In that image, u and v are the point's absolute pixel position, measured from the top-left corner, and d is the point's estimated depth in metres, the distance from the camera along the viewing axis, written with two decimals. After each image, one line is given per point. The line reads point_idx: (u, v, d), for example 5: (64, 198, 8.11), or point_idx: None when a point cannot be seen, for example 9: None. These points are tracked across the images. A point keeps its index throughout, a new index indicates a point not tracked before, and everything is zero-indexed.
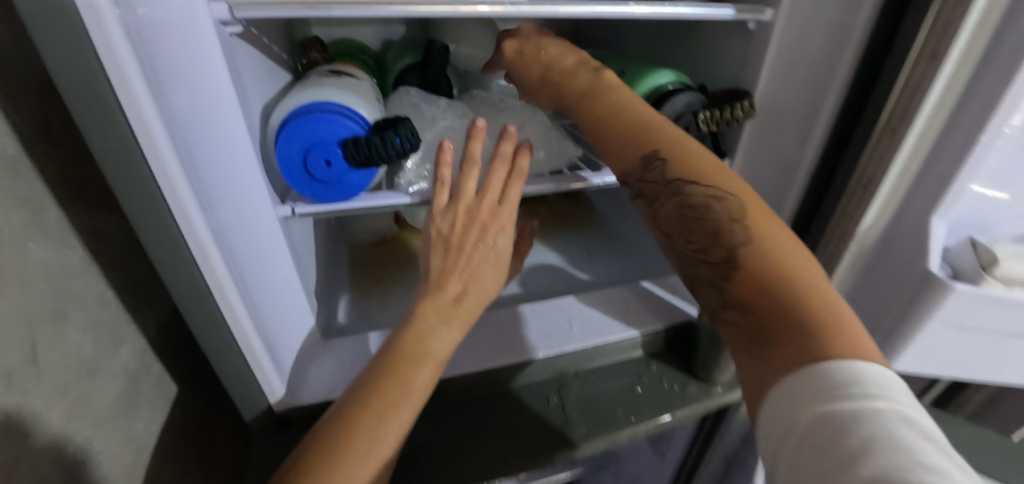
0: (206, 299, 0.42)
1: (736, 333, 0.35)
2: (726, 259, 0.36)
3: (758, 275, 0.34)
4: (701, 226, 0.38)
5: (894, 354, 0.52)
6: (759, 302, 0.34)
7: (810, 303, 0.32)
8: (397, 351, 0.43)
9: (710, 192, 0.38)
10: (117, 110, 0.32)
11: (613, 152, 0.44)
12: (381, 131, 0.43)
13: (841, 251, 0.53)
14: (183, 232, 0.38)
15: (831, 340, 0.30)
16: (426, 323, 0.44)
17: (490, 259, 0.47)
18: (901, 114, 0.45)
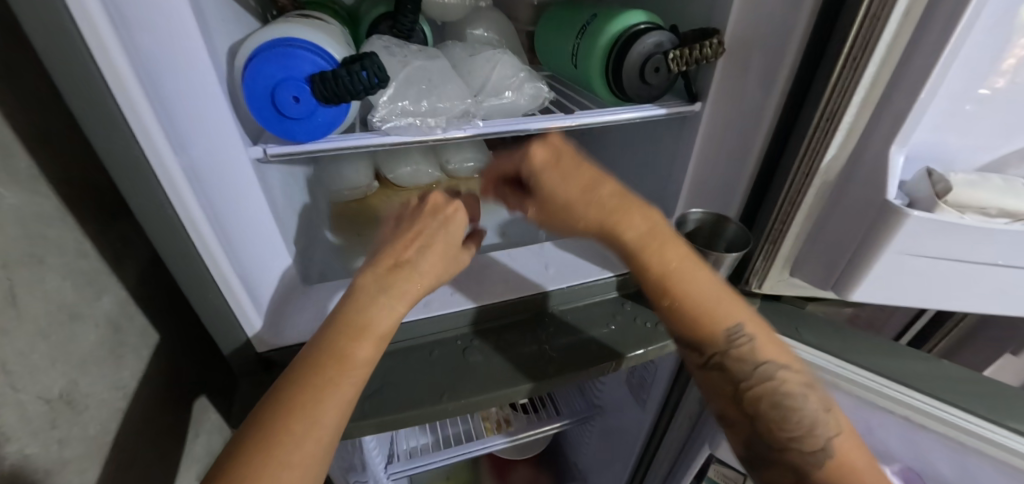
0: (182, 238, 0.43)
1: (780, 476, 0.50)
2: (814, 442, 0.48)
3: (829, 476, 0.47)
4: (765, 397, 0.51)
5: (854, 283, 0.54)
6: (851, 475, 0.46)
7: (846, 455, 0.47)
8: (341, 328, 0.47)
9: (747, 360, 0.52)
10: (77, 39, 0.33)
11: (688, 330, 0.54)
12: (346, 65, 0.43)
13: (806, 187, 0.55)
14: (155, 169, 0.39)
15: (857, 473, 0.46)
16: (370, 297, 0.49)
17: (437, 240, 0.54)
18: (862, 44, 0.46)
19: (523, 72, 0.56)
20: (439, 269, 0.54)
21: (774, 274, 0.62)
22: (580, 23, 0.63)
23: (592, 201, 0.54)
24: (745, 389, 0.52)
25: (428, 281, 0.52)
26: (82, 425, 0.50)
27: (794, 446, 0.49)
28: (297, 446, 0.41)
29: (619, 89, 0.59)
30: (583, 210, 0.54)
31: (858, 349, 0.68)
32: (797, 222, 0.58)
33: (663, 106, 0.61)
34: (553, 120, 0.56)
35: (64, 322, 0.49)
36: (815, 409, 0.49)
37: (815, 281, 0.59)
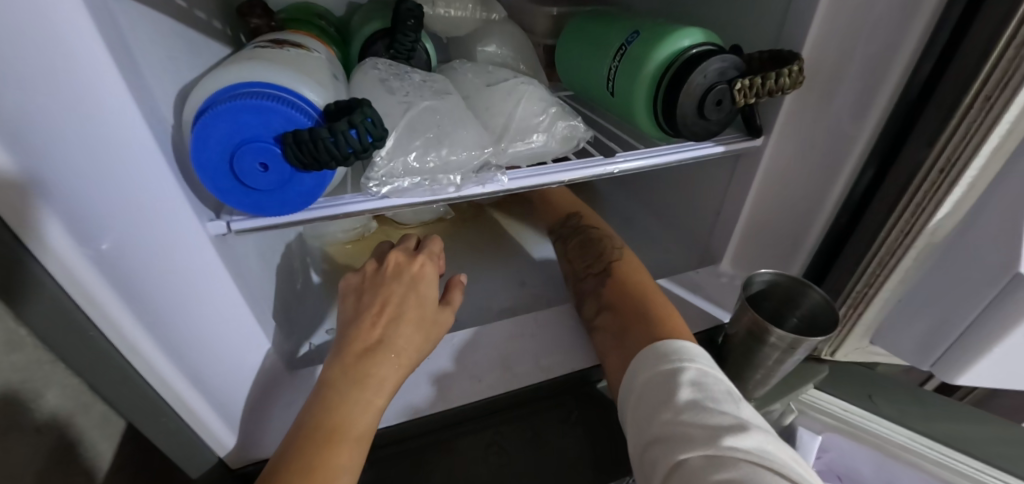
0: (109, 353, 0.32)
1: (602, 331, 0.50)
2: (602, 270, 0.54)
3: (614, 316, 0.50)
4: (590, 253, 0.57)
5: (961, 367, 0.45)
6: (617, 303, 0.50)
7: (650, 299, 0.50)
8: (311, 440, 0.35)
9: (607, 254, 0.56)
10: None
11: (550, 218, 0.66)
12: (329, 122, 0.32)
13: (904, 248, 0.45)
14: (54, 274, 0.29)
15: (640, 305, 0.49)
16: (342, 392, 0.38)
17: (412, 308, 0.43)
18: (1001, 81, 0.35)
19: (552, 108, 0.46)
20: (423, 341, 0.42)
21: (852, 342, 0.53)
22: (617, 40, 0.52)
23: (550, 199, 0.67)
24: (571, 255, 0.59)
25: (409, 358, 0.41)
26: None
27: (598, 283, 0.54)
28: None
29: (670, 126, 0.48)
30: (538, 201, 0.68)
31: (936, 417, 0.59)
32: (888, 286, 0.47)
33: (719, 142, 0.51)
34: (587, 168, 0.45)
35: None
36: (614, 268, 0.54)
37: (904, 354, 0.50)
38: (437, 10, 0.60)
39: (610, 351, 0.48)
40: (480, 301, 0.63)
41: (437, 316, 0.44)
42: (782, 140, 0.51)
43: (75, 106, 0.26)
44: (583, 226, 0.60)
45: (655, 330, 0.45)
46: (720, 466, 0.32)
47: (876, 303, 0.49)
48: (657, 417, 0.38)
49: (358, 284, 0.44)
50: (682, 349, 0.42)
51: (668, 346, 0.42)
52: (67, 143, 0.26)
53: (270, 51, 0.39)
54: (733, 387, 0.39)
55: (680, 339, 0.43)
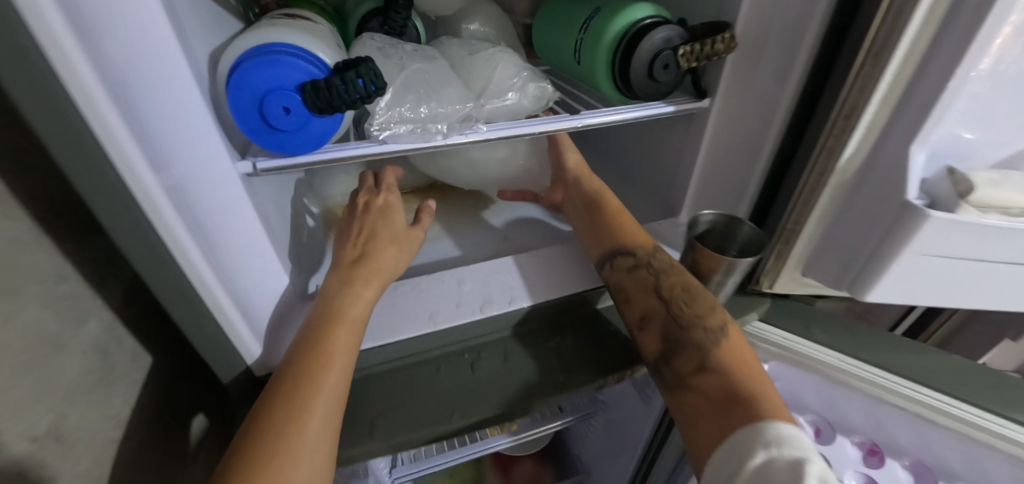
0: (168, 260, 0.40)
1: (699, 392, 0.48)
2: (711, 328, 0.51)
3: (725, 381, 0.47)
4: (690, 306, 0.53)
5: (868, 286, 0.53)
6: (724, 366, 0.48)
7: (757, 371, 0.48)
8: (316, 327, 0.45)
9: (710, 309, 0.52)
10: (38, 56, 0.30)
11: (621, 239, 0.60)
12: (340, 73, 0.39)
13: (821, 187, 0.53)
14: (134, 191, 0.36)
15: (753, 380, 0.46)
16: (337, 293, 0.47)
17: (384, 231, 0.53)
18: (884, 40, 0.44)
19: (525, 72, 0.54)
20: (400, 251, 0.52)
21: (787, 275, 0.61)
22: (583, 14, 0.59)
23: (626, 217, 0.63)
24: (666, 294, 0.54)
25: (390, 266, 0.51)
26: (74, 462, 0.48)
27: (707, 338, 0.50)
28: (300, 446, 0.39)
29: (626, 86, 0.56)
30: (608, 213, 0.64)
31: (866, 343, 0.69)
32: (811, 222, 0.56)
33: (671, 102, 0.59)
34: (558, 122, 0.53)
35: (45, 356, 0.46)
36: (726, 330, 0.51)
37: (828, 281, 0.58)
38: None
39: (706, 416, 0.46)
40: (467, 252, 0.71)
41: (407, 234, 0.54)
42: (730, 101, 0.58)
43: (151, 55, 0.34)
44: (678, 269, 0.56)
45: (763, 404, 0.44)
46: None
47: (804, 237, 0.58)
48: None
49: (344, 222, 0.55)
50: (795, 439, 0.40)
51: (775, 432, 0.40)
52: (144, 85, 0.35)
53: (285, 20, 0.46)
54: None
55: (796, 428, 0.41)
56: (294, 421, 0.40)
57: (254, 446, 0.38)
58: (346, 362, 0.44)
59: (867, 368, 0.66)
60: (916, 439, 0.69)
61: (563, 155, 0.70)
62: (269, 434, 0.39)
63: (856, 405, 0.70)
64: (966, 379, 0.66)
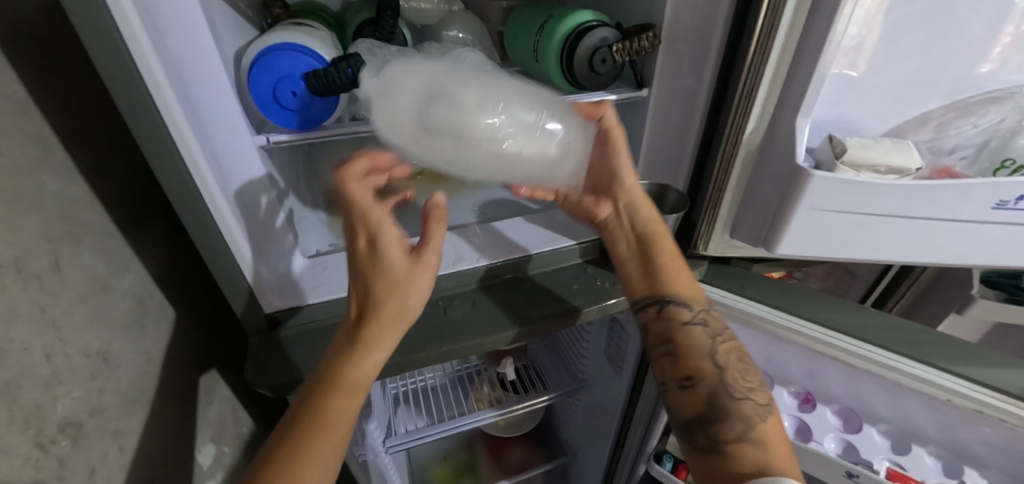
0: (203, 209, 0.52)
1: (728, 457, 0.54)
2: (757, 403, 0.57)
3: (762, 456, 0.52)
4: (739, 381, 0.59)
5: (777, 240, 0.63)
6: (759, 439, 0.54)
7: (785, 445, 0.54)
8: (359, 329, 0.54)
9: (756, 385, 0.59)
10: (124, 50, 0.42)
11: (673, 290, 0.64)
12: (335, 63, 0.51)
13: (733, 157, 0.64)
14: (183, 155, 0.49)
15: (786, 461, 0.52)
16: (376, 297, 0.55)
17: (382, 278, 0.55)
18: (767, 34, 0.55)
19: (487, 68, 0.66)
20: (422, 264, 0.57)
21: (717, 237, 0.72)
22: (540, 21, 0.72)
23: (672, 260, 0.66)
24: (722, 363, 0.60)
25: (415, 284, 0.56)
26: (117, 381, 0.59)
27: (755, 413, 0.56)
28: (345, 415, 0.51)
29: (573, 78, 0.68)
30: (655, 252, 0.66)
31: (797, 300, 0.76)
32: (730, 188, 0.67)
33: (614, 92, 0.70)
34: None
35: (96, 292, 0.58)
36: (770, 409, 0.57)
37: (750, 241, 0.68)
38: (411, 4, 0.80)
39: (728, 477, 0.52)
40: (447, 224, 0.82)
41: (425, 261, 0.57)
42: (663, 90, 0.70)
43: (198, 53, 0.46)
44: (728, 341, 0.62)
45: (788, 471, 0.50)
46: None
47: (727, 202, 0.68)
48: None
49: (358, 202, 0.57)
50: None
51: None
52: (193, 75, 0.47)
53: (292, 26, 0.59)
54: None
55: None
56: (343, 399, 0.51)
57: (305, 411, 0.50)
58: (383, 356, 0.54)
59: (794, 320, 0.74)
60: (845, 387, 0.77)
61: (618, 168, 0.68)
62: (319, 405, 0.50)
63: (790, 357, 0.80)
64: (898, 332, 0.72)
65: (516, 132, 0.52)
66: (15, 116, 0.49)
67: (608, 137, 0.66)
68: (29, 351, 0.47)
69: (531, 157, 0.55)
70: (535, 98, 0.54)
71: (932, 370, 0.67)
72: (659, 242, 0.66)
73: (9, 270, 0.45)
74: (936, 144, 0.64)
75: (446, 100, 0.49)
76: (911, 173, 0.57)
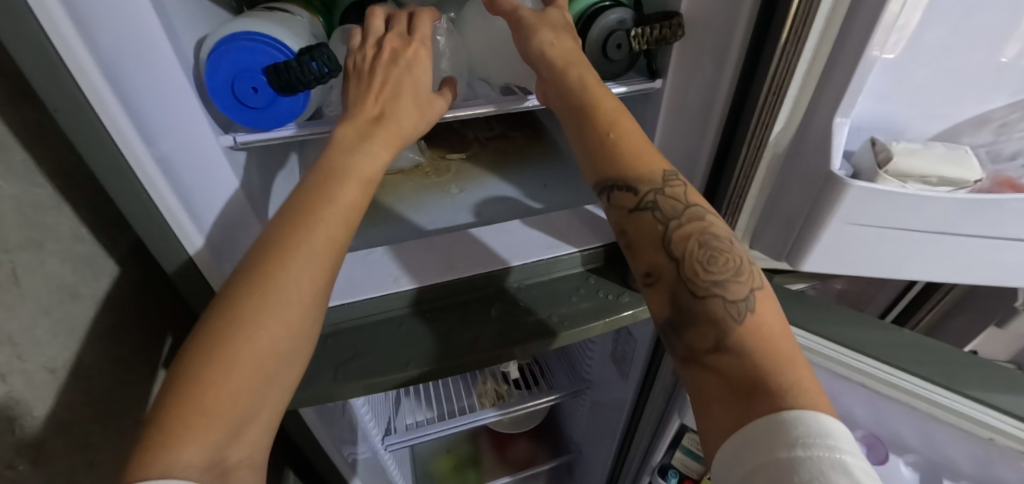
0: (158, 218, 0.49)
1: (710, 378, 0.45)
2: (733, 300, 0.45)
3: (747, 364, 0.42)
4: (710, 282, 0.47)
5: (803, 255, 0.56)
6: (739, 345, 0.44)
7: (784, 350, 0.43)
8: (289, 216, 0.45)
9: (734, 276, 0.47)
10: (47, 44, 0.37)
11: (622, 166, 0.51)
12: (297, 56, 0.45)
13: (757, 160, 0.56)
14: (129, 160, 0.45)
15: (777, 370, 0.41)
16: (312, 189, 0.46)
17: (409, 89, 0.52)
18: (803, 19, 0.46)
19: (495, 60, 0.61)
20: (417, 122, 0.53)
21: None
22: None
23: (608, 115, 0.51)
24: (680, 254, 0.48)
25: (374, 167, 0.49)
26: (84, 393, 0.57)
27: (728, 314, 0.45)
28: (261, 327, 0.41)
29: None
30: (586, 109, 0.52)
31: (814, 315, 0.69)
32: (752, 194, 0.59)
33: (623, 84, 0.63)
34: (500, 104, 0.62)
35: (64, 302, 0.55)
36: (749, 303, 0.45)
37: (771, 252, 0.62)
38: None
39: (717, 396, 0.44)
40: (441, 225, 0.77)
41: (429, 99, 0.54)
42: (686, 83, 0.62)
43: (127, 42, 0.41)
44: (683, 221, 0.49)
45: (782, 398, 0.39)
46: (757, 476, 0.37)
47: (747, 211, 0.61)
48: (748, 457, 0.38)
49: (360, 66, 0.52)
50: (810, 434, 0.36)
51: (793, 429, 0.37)
52: (129, 71, 0.42)
53: (264, 13, 0.54)
54: (824, 437, 0.36)
55: (814, 415, 0.38)
56: (259, 310, 0.41)
57: (210, 332, 0.40)
58: (338, 242, 0.46)
59: (816, 340, 0.67)
60: (871, 413, 0.71)
61: (532, 37, 0.53)
62: (228, 323, 0.40)
63: (809, 376, 0.73)
64: (930, 354, 0.65)
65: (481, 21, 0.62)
66: None
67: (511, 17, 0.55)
68: None
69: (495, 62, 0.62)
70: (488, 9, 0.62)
71: (980, 406, 0.60)
72: (585, 102, 0.52)
73: None
74: (995, 148, 0.55)
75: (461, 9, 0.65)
76: (968, 185, 0.49)
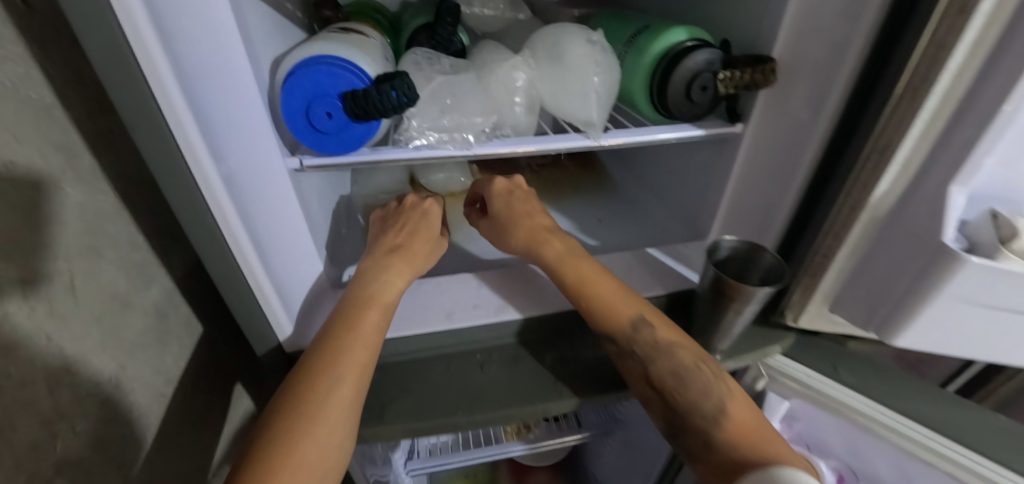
0: (217, 237, 0.48)
1: (676, 435, 0.51)
2: (662, 374, 0.52)
3: (699, 438, 0.49)
4: (629, 360, 0.54)
5: (898, 330, 0.50)
6: (680, 405, 0.51)
7: (714, 389, 0.50)
8: (323, 357, 0.49)
9: (661, 358, 0.52)
10: (131, 60, 0.38)
11: (574, 298, 0.57)
12: (377, 84, 0.44)
13: (852, 221, 0.52)
14: (196, 176, 0.44)
15: (740, 435, 0.48)
16: (341, 329, 0.51)
17: (425, 226, 0.62)
18: (922, 75, 0.42)
19: (569, 92, 0.53)
20: (432, 245, 0.61)
21: (813, 309, 0.59)
22: (626, 34, 0.61)
23: (552, 258, 0.59)
24: (616, 348, 0.54)
25: (392, 294, 0.55)
26: (128, 408, 0.56)
27: (664, 384, 0.52)
28: (305, 460, 0.43)
29: (663, 107, 0.57)
30: (519, 247, 0.61)
31: (896, 392, 0.62)
32: (842, 256, 0.54)
33: (701, 126, 0.59)
34: (566, 140, 0.54)
35: (117, 312, 0.54)
36: (690, 370, 0.51)
37: (857, 319, 0.56)
38: (472, 9, 0.72)
39: (702, 449, 0.49)
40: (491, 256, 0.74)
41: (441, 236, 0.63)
42: (773, 132, 0.57)
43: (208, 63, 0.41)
44: (625, 324, 0.54)
45: (734, 448, 0.47)
46: None
47: (834, 273, 0.56)
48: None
49: (383, 223, 0.63)
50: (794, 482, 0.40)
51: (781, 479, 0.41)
52: (205, 87, 0.42)
53: (339, 35, 0.53)
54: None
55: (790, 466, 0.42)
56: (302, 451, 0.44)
57: (254, 473, 0.42)
58: (368, 373, 0.50)
59: (896, 418, 0.59)
60: None
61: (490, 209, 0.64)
62: (273, 463, 0.43)
63: (884, 459, 0.65)
64: None
65: (551, 50, 0.54)
66: (41, 125, 0.45)
67: (493, 204, 0.64)
68: (31, 387, 0.43)
69: (565, 88, 0.54)
70: (561, 35, 0.54)
71: None
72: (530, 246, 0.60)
73: (16, 298, 0.41)
74: None
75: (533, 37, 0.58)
76: None
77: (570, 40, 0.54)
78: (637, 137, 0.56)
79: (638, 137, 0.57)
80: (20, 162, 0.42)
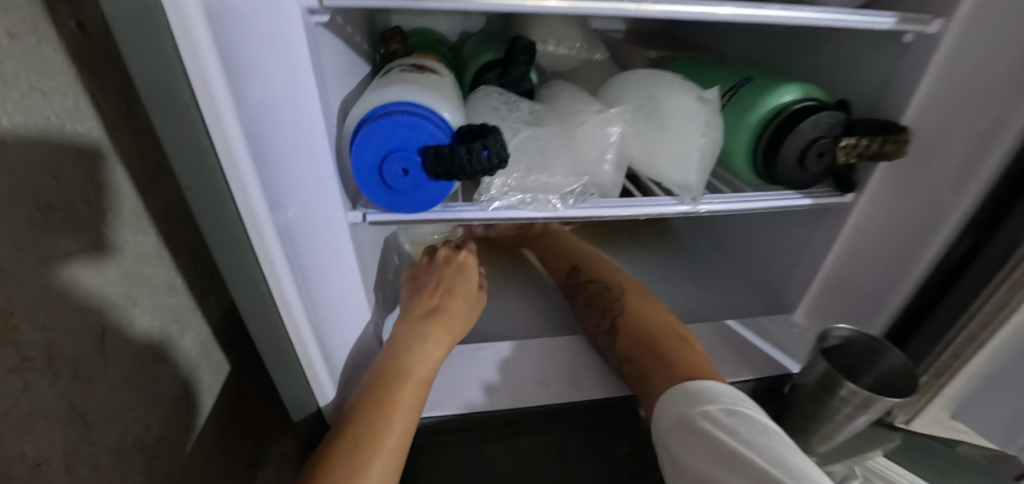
0: (268, 306, 0.40)
1: (631, 380, 0.52)
2: (609, 325, 0.56)
3: (638, 371, 0.51)
4: (595, 308, 0.59)
5: None
6: (634, 352, 0.52)
7: (679, 345, 0.51)
8: (348, 443, 0.42)
9: (607, 314, 0.57)
10: (191, 107, 0.29)
11: (557, 272, 0.66)
12: (465, 142, 0.38)
13: (996, 324, 0.43)
14: (251, 237, 0.35)
15: (675, 359, 0.48)
16: (368, 408, 0.44)
17: (461, 285, 0.55)
18: None
19: (667, 150, 0.48)
20: (467, 310, 0.54)
21: (932, 414, 0.53)
22: (726, 84, 0.54)
23: (631, 327, 0.54)
24: (582, 311, 0.60)
25: (428, 367, 0.48)
26: (151, 474, 0.51)
27: (609, 340, 0.56)
28: None
29: (767, 171, 0.50)
30: (594, 324, 0.58)
31: None
32: (978, 359, 0.46)
33: (808, 194, 0.52)
34: (659, 205, 0.48)
35: (144, 368, 0.49)
36: (619, 307, 0.57)
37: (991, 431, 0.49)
38: (546, 47, 0.66)
39: (642, 393, 0.50)
40: (547, 315, 0.68)
41: (477, 293, 0.57)
42: (890, 205, 0.51)
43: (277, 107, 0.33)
44: (583, 281, 0.62)
45: (670, 367, 0.48)
46: (688, 429, 0.40)
47: (962, 377, 0.48)
48: (676, 421, 0.41)
49: (415, 276, 0.57)
50: (706, 391, 0.42)
51: (697, 388, 0.43)
52: (273, 132, 0.34)
53: (411, 74, 0.46)
54: (734, 405, 0.41)
55: (712, 382, 0.43)
56: None
57: None
58: (399, 461, 0.43)
59: None
60: None
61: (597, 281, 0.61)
62: None
63: None
64: None
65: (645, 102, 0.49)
66: (84, 164, 0.40)
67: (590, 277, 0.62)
68: (44, 466, 0.38)
69: (662, 146, 0.48)
70: (657, 86, 0.49)
71: None
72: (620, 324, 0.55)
73: (33, 365, 0.36)
74: None
75: (619, 85, 0.53)
76: None
77: (669, 90, 0.48)
78: (741, 204, 0.50)
79: (741, 204, 0.50)
80: (56, 212, 0.38)
